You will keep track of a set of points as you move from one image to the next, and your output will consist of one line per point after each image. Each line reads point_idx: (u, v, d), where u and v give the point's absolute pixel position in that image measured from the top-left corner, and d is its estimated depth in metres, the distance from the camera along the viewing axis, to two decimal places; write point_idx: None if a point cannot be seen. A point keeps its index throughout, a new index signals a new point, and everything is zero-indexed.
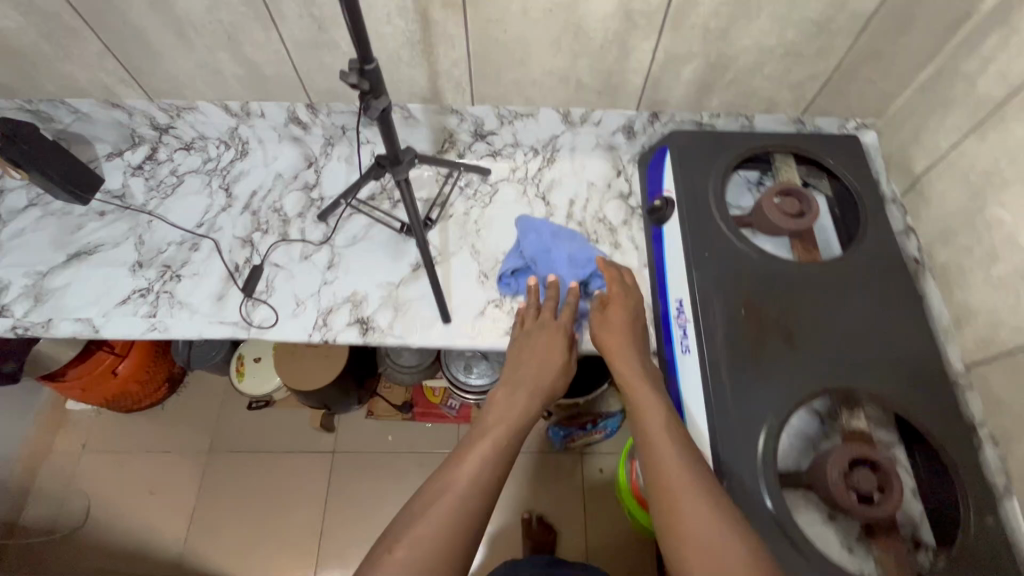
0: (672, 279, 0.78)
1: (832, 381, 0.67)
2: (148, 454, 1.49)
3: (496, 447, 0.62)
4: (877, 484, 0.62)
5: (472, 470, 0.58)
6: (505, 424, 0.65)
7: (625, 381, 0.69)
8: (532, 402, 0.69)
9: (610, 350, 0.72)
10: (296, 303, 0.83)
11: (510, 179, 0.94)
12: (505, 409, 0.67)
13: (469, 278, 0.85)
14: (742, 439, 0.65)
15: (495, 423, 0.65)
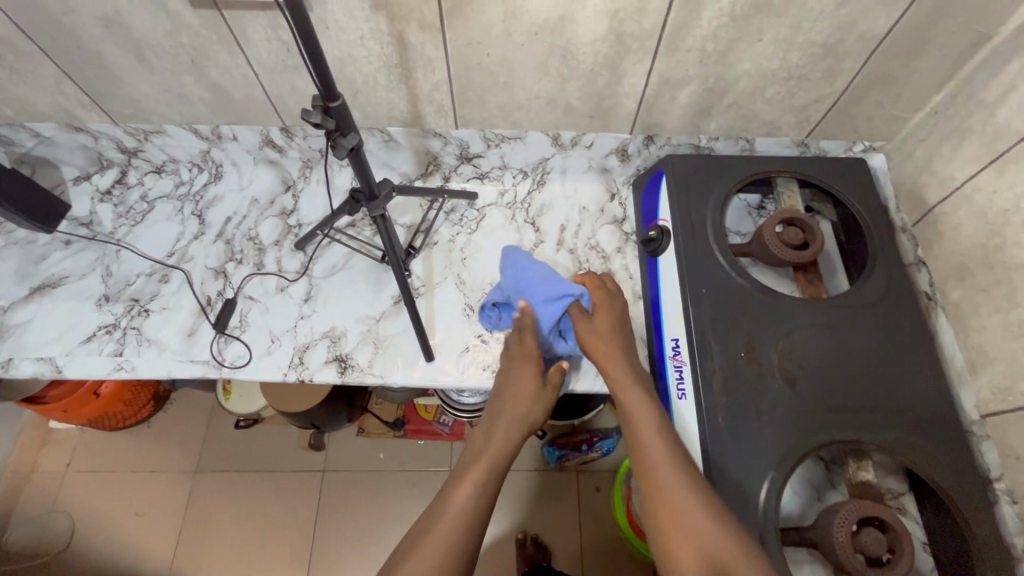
0: (668, 315, 0.73)
1: (839, 433, 0.63)
2: (132, 474, 1.45)
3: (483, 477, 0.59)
4: (887, 545, 0.57)
5: (463, 505, 0.55)
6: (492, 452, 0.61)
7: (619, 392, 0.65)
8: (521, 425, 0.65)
9: (602, 356, 0.68)
10: (271, 339, 0.78)
11: (498, 203, 0.89)
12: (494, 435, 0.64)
13: (454, 311, 0.81)
14: (742, 496, 0.60)
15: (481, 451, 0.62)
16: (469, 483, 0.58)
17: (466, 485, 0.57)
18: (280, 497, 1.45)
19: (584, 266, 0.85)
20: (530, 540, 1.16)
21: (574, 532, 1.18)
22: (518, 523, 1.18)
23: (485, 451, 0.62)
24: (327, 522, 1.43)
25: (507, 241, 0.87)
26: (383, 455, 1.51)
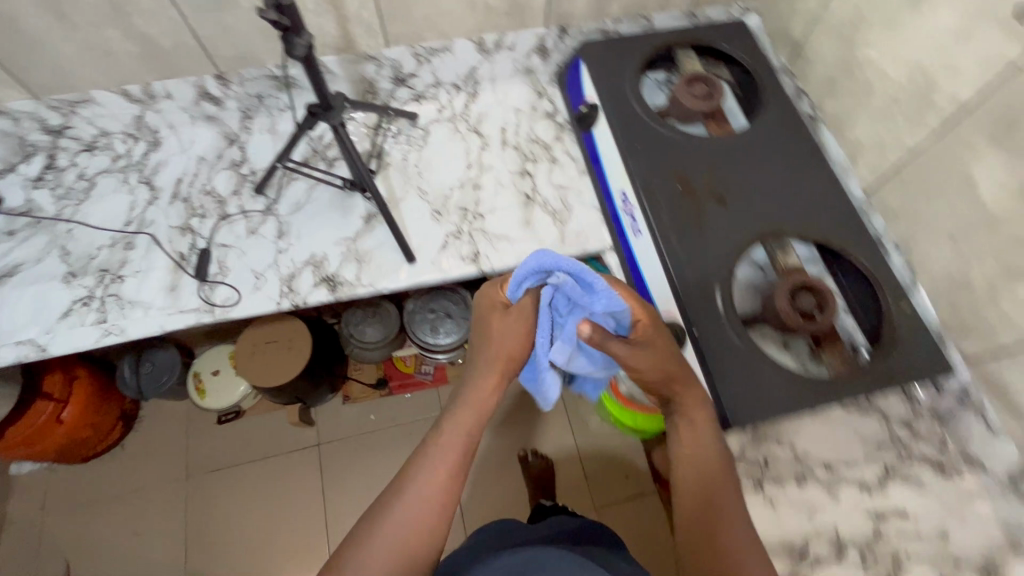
0: (611, 174, 0.84)
1: (766, 230, 0.76)
2: (125, 493, 1.52)
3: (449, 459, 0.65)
4: (816, 304, 0.72)
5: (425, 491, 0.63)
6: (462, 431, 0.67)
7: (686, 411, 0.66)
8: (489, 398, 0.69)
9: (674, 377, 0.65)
10: (256, 277, 0.81)
11: (439, 119, 0.96)
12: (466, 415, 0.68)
13: (424, 217, 0.87)
14: (702, 294, 0.73)
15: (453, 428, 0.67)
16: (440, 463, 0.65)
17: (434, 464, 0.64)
18: (282, 496, 1.55)
19: (530, 158, 0.93)
20: (529, 454, 1.30)
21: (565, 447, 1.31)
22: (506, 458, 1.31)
23: (453, 434, 0.66)
24: (332, 509, 1.54)
25: (455, 149, 0.94)
26: (375, 430, 1.62)
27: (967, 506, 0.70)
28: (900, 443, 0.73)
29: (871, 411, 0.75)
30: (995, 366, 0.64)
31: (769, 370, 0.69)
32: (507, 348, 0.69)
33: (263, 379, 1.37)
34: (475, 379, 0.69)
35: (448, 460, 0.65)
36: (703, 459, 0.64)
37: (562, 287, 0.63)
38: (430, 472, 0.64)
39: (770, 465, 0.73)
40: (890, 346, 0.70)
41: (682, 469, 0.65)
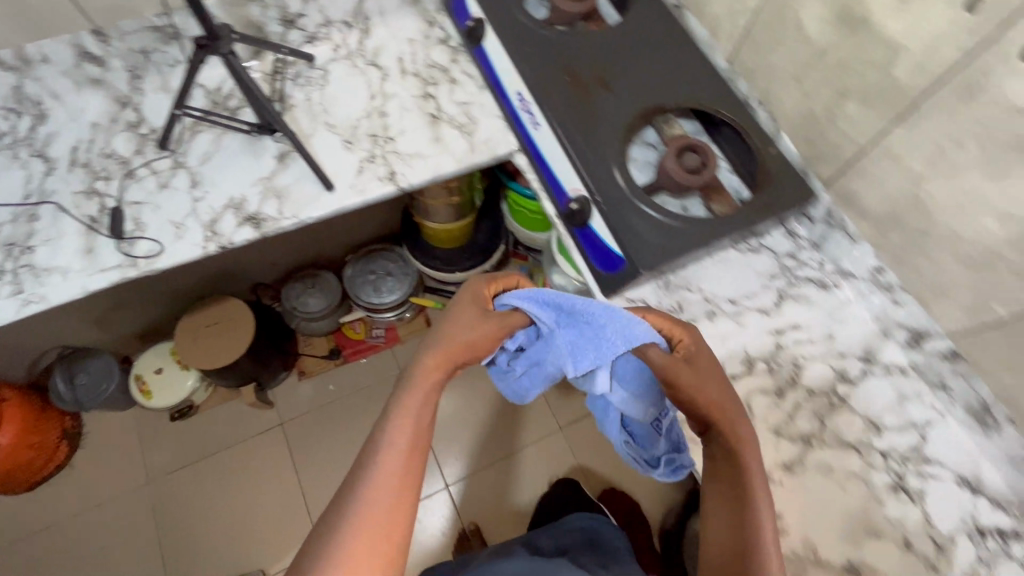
0: (506, 80, 0.89)
1: (648, 105, 0.85)
2: (84, 512, 1.47)
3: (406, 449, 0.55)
4: (700, 160, 0.81)
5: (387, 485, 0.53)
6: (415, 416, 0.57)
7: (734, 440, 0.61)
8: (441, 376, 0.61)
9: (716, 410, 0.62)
10: (176, 226, 0.82)
11: (336, 57, 0.98)
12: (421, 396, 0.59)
13: (335, 148, 0.90)
14: (602, 168, 0.79)
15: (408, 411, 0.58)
16: (391, 465, 0.54)
17: (386, 464, 0.54)
18: (256, 487, 1.52)
19: (430, 82, 0.97)
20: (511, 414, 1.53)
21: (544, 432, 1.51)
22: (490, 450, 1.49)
23: (407, 428, 0.57)
24: (310, 495, 1.52)
25: (357, 83, 0.96)
26: (344, 409, 1.62)
27: (845, 309, 0.82)
28: (788, 270, 0.84)
29: (761, 250, 0.86)
30: (844, 179, 0.75)
31: (669, 224, 0.77)
32: (466, 341, 0.63)
33: (205, 361, 1.36)
34: (425, 364, 0.61)
35: (401, 460, 0.55)
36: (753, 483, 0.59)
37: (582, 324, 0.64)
38: (380, 478, 0.53)
39: (685, 308, 0.82)
40: (764, 184, 0.80)
41: (723, 493, 0.60)
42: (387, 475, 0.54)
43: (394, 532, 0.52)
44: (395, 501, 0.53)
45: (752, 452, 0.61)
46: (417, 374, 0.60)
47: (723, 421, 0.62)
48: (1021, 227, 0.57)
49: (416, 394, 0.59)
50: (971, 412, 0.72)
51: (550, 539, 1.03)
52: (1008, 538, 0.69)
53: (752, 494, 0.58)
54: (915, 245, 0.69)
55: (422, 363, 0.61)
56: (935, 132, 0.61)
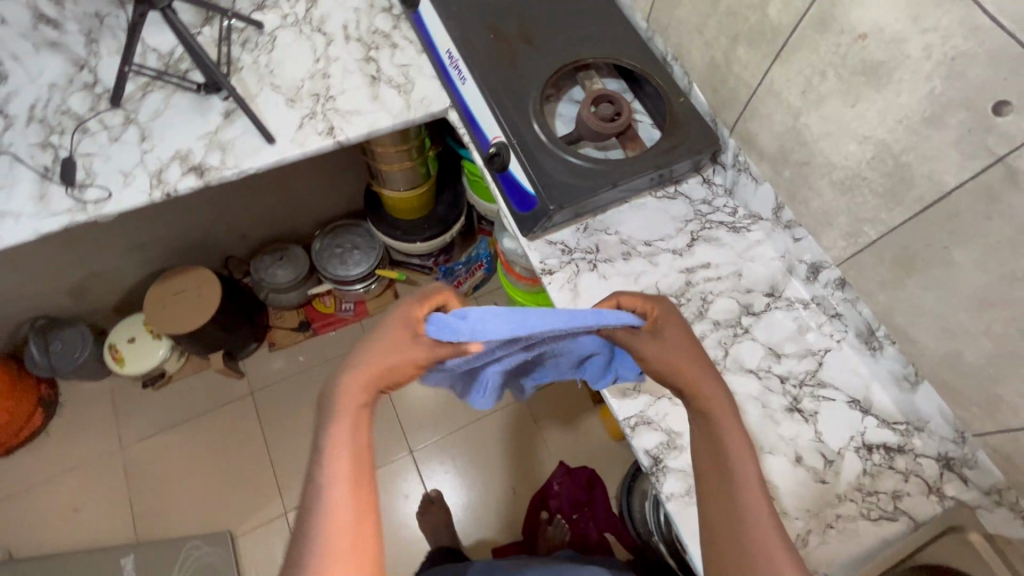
0: (439, 40, 0.95)
1: (569, 60, 0.90)
2: (58, 477, 1.52)
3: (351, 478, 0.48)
4: (614, 110, 0.86)
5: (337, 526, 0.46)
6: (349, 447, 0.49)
7: (696, 391, 0.58)
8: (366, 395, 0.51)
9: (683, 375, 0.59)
10: (124, 175, 0.87)
11: (284, 24, 1.03)
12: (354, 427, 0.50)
13: (279, 105, 0.96)
14: (520, 117, 0.85)
15: (342, 445, 0.49)
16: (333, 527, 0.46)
17: (329, 524, 0.46)
18: (225, 457, 1.56)
19: (372, 46, 1.02)
20: None
21: (520, 416, 1.63)
22: (469, 431, 1.61)
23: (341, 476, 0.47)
24: (276, 464, 1.56)
25: (303, 48, 1.02)
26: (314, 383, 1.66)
27: (754, 249, 0.87)
28: (701, 215, 0.89)
29: (678, 197, 0.91)
30: (744, 122, 0.81)
31: (581, 167, 0.83)
32: (386, 364, 0.51)
33: (185, 325, 1.41)
34: (348, 391, 0.50)
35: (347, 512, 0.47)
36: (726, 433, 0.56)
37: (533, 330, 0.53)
38: (328, 523, 0.46)
39: (601, 249, 0.87)
40: (674, 131, 0.85)
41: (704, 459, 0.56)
42: (332, 537, 0.46)
43: (367, 562, 0.46)
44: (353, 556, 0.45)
45: (721, 405, 0.57)
46: (337, 413, 0.50)
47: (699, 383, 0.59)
48: (875, 146, 0.62)
49: (343, 440, 0.49)
50: (861, 337, 0.77)
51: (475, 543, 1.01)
52: (893, 452, 0.74)
53: (730, 451, 0.54)
54: (801, 177, 0.75)
55: (341, 400, 0.50)
56: (803, 66, 0.66)
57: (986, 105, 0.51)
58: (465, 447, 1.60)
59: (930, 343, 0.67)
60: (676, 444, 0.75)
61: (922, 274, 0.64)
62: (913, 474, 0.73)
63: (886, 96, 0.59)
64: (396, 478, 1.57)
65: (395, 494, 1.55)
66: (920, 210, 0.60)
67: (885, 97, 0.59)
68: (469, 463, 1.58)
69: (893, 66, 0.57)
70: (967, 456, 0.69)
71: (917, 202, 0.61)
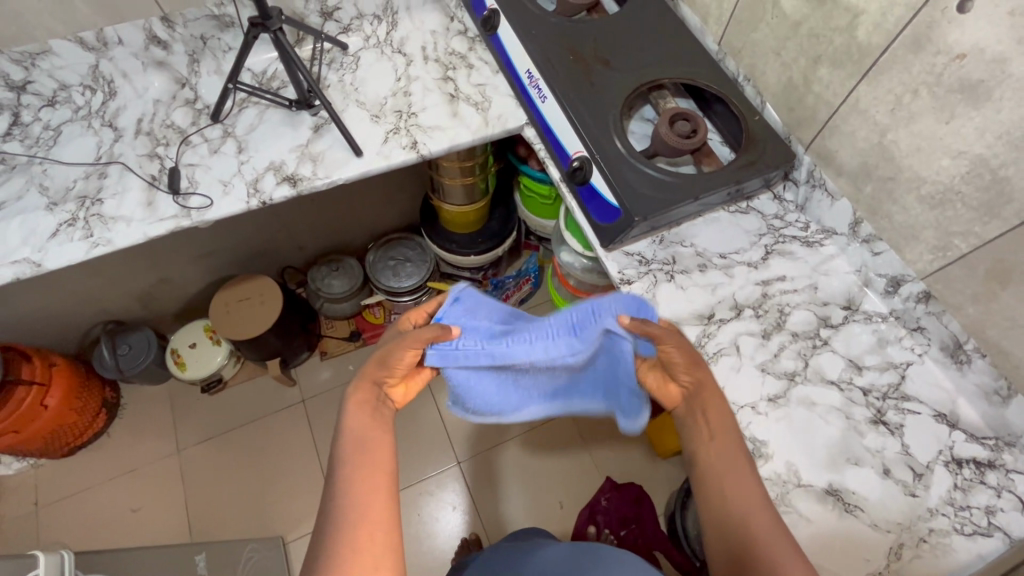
0: (517, 61, 1.00)
1: (645, 80, 0.94)
2: (117, 477, 1.56)
3: (365, 443, 0.61)
4: (691, 127, 0.89)
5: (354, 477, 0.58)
6: (363, 424, 0.63)
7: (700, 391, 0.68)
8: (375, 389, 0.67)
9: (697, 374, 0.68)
10: (224, 184, 0.93)
11: (367, 46, 1.10)
12: (362, 414, 0.64)
13: (365, 120, 1.01)
14: (601, 133, 0.89)
15: (358, 425, 0.63)
16: (355, 488, 0.57)
17: (352, 484, 0.58)
18: (278, 462, 1.59)
19: (450, 66, 1.08)
20: None
21: (565, 429, 1.65)
22: (519, 441, 1.64)
23: (358, 452, 0.60)
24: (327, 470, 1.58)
25: (385, 68, 1.08)
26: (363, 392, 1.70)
27: (829, 263, 0.88)
28: (775, 230, 0.91)
29: (750, 211, 0.93)
30: (822, 139, 0.83)
31: (661, 182, 0.86)
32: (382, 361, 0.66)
33: (251, 328, 1.47)
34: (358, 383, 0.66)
35: (364, 477, 0.58)
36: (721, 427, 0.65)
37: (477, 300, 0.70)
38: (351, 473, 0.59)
39: (678, 261, 0.89)
40: (750, 148, 0.88)
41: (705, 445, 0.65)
42: (359, 491, 0.58)
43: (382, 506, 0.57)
44: (372, 510, 0.56)
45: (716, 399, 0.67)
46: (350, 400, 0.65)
47: (709, 398, 0.67)
48: (971, 161, 0.64)
49: (359, 427, 0.63)
50: (945, 350, 0.78)
51: (538, 541, 1.03)
52: (984, 467, 0.74)
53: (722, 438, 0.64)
54: (884, 192, 0.77)
55: (351, 395, 0.65)
56: (894, 84, 0.69)
57: None
58: (513, 458, 1.62)
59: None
60: (762, 453, 0.76)
61: (1018, 286, 0.65)
62: (1005, 490, 0.72)
63: (985, 113, 0.61)
64: (443, 488, 1.59)
65: (443, 505, 1.57)
66: (1019, 222, 0.62)
67: (984, 114, 0.61)
68: (517, 475, 1.60)
69: (994, 84, 0.59)
70: None
71: (1015, 215, 0.62)
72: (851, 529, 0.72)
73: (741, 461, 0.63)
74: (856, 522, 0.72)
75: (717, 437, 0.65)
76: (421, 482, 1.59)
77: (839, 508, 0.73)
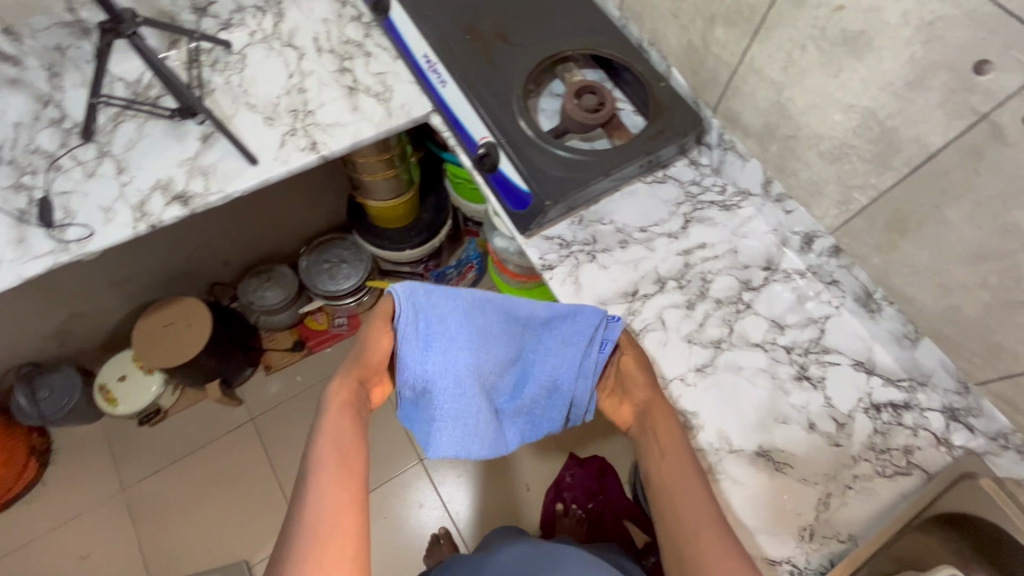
0: (414, 45, 0.94)
1: (548, 55, 0.90)
2: (59, 526, 1.48)
3: (341, 451, 0.60)
4: (598, 100, 0.86)
5: (333, 487, 0.57)
6: (339, 434, 0.62)
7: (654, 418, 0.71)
8: (355, 393, 0.66)
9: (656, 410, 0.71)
10: (105, 211, 0.85)
11: (253, 42, 1.01)
12: (338, 422, 0.62)
13: (258, 124, 0.94)
14: (504, 115, 0.85)
15: (334, 434, 0.62)
16: (326, 493, 0.57)
17: (327, 494, 0.56)
18: (234, 487, 1.53)
19: (347, 57, 1.01)
20: None
21: None
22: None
23: (332, 455, 0.60)
24: (287, 487, 1.53)
25: (275, 64, 1.00)
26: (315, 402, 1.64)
27: (747, 225, 0.88)
28: (693, 197, 0.90)
29: (667, 179, 0.91)
30: (726, 101, 0.82)
31: (571, 162, 0.83)
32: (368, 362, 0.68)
33: (181, 353, 1.39)
34: (334, 388, 0.65)
35: (336, 482, 0.58)
36: (673, 446, 0.68)
37: (428, 306, 0.67)
38: (329, 480, 0.57)
39: (598, 240, 0.87)
40: (659, 116, 0.86)
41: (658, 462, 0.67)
42: (335, 497, 0.57)
43: (352, 521, 0.56)
44: (344, 520, 0.55)
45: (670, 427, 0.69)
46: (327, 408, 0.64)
47: (659, 412, 0.71)
48: (861, 114, 0.64)
49: (338, 432, 0.62)
50: (859, 301, 0.79)
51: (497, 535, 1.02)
52: (900, 409, 0.76)
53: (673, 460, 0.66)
54: (788, 150, 0.76)
55: (333, 397, 0.64)
56: (783, 40, 0.68)
57: (968, 65, 0.53)
58: None
59: (928, 300, 0.69)
60: (692, 424, 0.77)
61: (916, 234, 0.65)
62: (921, 429, 0.75)
63: (868, 65, 0.61)
64: (409, 488, 1.57)
65: (410, 504, 1.55)
66: (909, 171, 0.62)
67: (867, 65, 0.60)
68: (482, 464, 1.59)
69: (873, 34, 0.59)
70: (972, 405, 0.72)
71: (905, 164, 0.62)
72: (782, 486, 0.73)
73: (690, 471, 0.65)
74: (786, 478, 0.74)
75: (671, 457, 0.67)
76: (385, 484, 1.57)
77: (770, 468, 0.74)
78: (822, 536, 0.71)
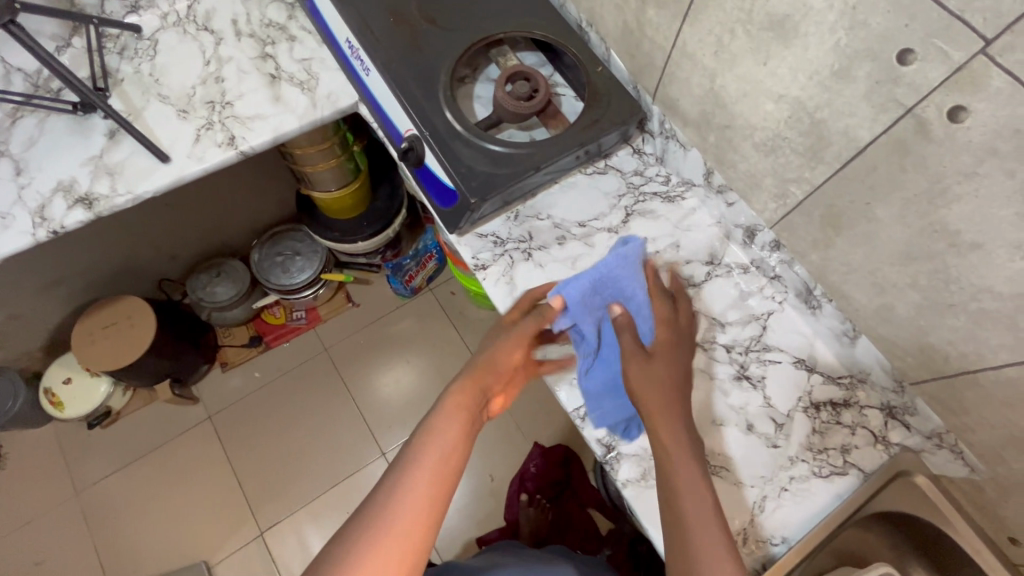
0: (337, 29, 0.88)
1: (478, 38, 0.84)
2: (12, 532, 1.45)
3: (440, 445, 0.61)
4: (531, 87, 0.81)
5: (424, 473, 0.59)
6: (447, 429, 0.63)
7: (665, 447, 0.63)
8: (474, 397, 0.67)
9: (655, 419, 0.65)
10: (2, 217, 0.79)
11: (165, 26, 0.94)
12: (451, 414, 0.64)
13: (170, 118, 0.87)
14: (429, 106, 0.79)
15: (441, 425, 0.63)
16: (416, 492, 0.58)
17: (418, 475, 0.59)
18: (193, 487, 1.50)
19: (268, 41, 0.94)
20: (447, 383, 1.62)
21: None
22: None
23: (436, 454, 0.60)
24: (247, 486, 1.51)
25: (189, 50, 0.92)
26: (273, 399, 1.60)
27: (690, 218, 0.84)
28: (634, 188, 0.86)
29: (608, 170, 0.87)
30: (663, 88, 0.77)
31: (500, 156, 0.78)
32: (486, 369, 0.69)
33: (126, 354, 1.33)
34: (458, 388, 0.67)
35: (426, 480, 0.58)
36: (695, 483, 0.61)
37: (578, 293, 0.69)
38: (426, 463, 0.60)
39: (534, 236, 0.83)
40: (595, 103, 0.81)
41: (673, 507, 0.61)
42: (419, 487, 0.58)
43: (426, 522, 0.56)
44: (420, 512, 0.56)
45: (692, 474, 0.62)
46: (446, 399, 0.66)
47: (659, 421, 0.64)
48: (790, 105, 0.60)
49: (446, 432, 0.63)
50: (801, 297, 0.76)
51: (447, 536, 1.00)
52: (839, 407, 0.74)
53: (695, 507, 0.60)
54: (725, 141, 0.72)
55: (453, 393, 0.67)
56: (712, 24, 0.63)
57: (890, 54, 0.49)
58: None
59: (864, 298, 0.66)
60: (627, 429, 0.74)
61: (849, 231, 0.62)
62: (859, 427, 0.73)
63: (795, 52, 0.56)
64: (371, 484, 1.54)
65: None
66: (840, 166, 0.58)
67: (793, 53, 0.56)
68: None
69: (798, 19, 0.54)
70: (907, 403, 0.70)
71: (836, 159, 0.58)
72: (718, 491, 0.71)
73: (709, 499, 0.60)
74: (723, 483, 0.72)
75: (691, 503, 0.60)
76: (343, 483, 1.51)
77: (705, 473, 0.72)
78: (755, 541, 0.69)
